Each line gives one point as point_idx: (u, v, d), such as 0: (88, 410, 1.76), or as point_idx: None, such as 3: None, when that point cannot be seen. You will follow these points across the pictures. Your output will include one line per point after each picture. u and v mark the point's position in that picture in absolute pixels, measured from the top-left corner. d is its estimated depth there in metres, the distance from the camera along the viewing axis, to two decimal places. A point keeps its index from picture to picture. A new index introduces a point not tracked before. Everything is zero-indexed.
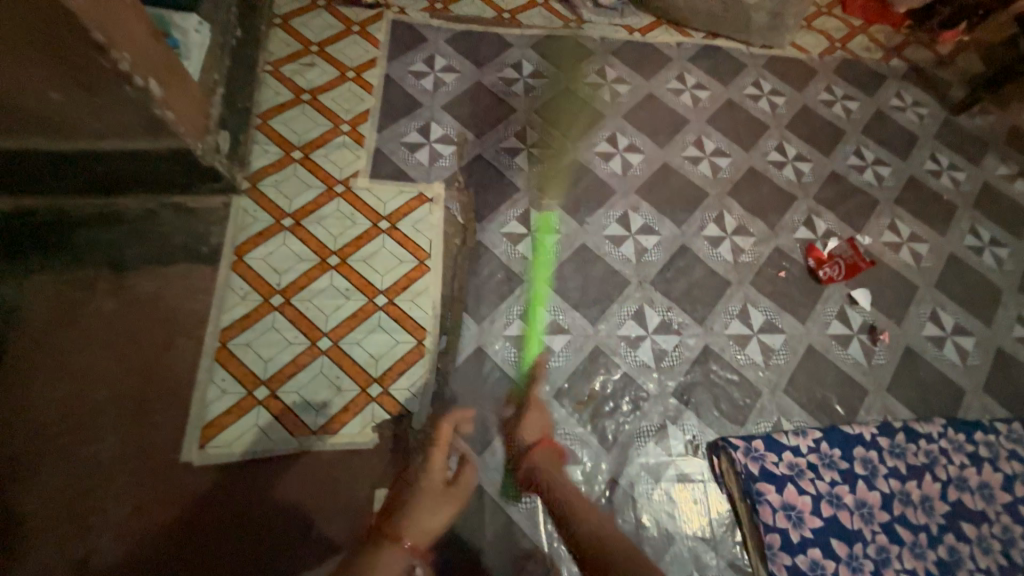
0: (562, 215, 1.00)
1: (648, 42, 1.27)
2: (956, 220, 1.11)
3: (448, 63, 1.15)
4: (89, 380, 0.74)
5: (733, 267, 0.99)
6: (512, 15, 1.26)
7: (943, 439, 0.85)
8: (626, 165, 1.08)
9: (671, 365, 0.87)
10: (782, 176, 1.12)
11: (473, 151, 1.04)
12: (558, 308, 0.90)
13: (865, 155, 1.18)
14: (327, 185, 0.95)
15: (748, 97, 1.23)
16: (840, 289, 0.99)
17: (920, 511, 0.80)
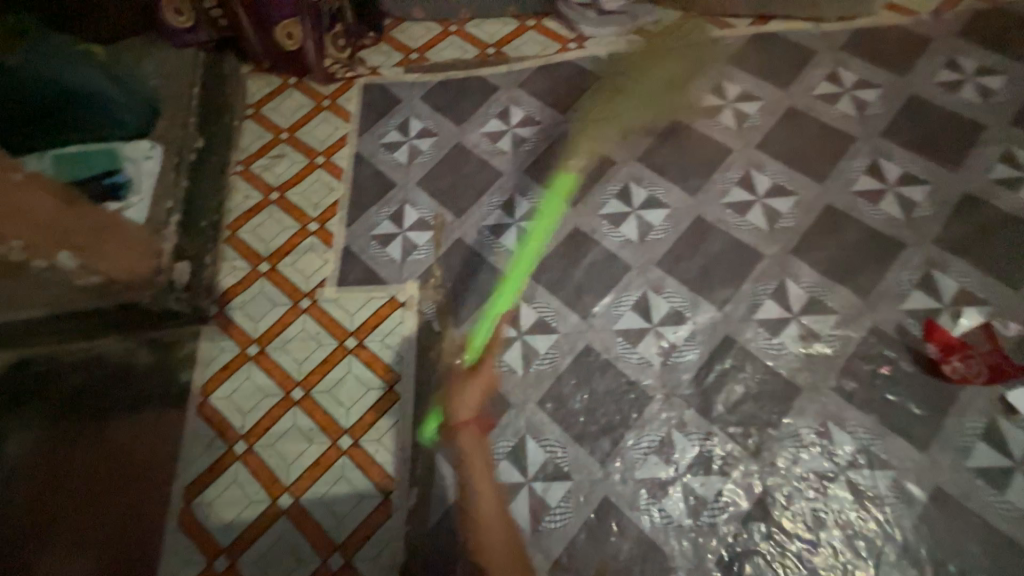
0: (561, 308, 0.80)
1: (672, 48, 1.00)
2: None
3: (425, 126, 1.00)
4: (61, 549, 0.72)
5: (803, 364, 0.71)
6: (498, 49, 1.06)
7: None
8: (643, 227, 0.84)
9: (710, 524, 0.64)
10: (877, 212, 0.80)
11: (453, 236, 0.89)
12: (551, 441, 0.72)
13: (1020, 159, 0.81)
14: (293, 299, 0.88)
15: (819, 100, 0.91)
16: (984, 391, 0.66)
17: None
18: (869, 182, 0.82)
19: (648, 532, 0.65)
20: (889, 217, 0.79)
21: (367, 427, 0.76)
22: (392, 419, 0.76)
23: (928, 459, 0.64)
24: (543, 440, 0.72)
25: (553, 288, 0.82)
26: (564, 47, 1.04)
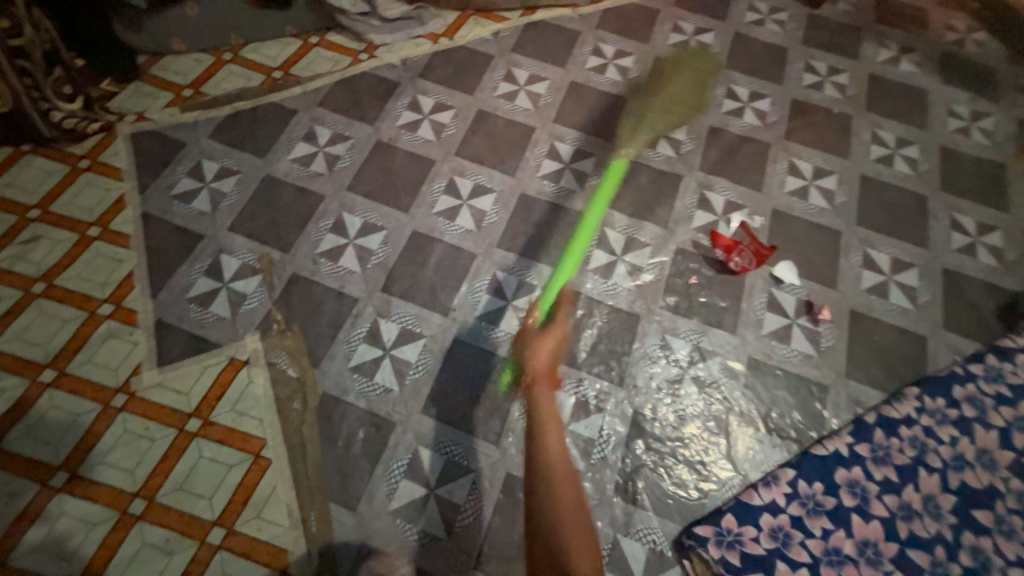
0: (420, 312, 0.80)
1: (460, 45, 1.06)
2: (855, 133, 1.00)
3: (222, 165, 0.90)
4: None
5: (636, 295, 0.82)
6: (285, 71, 1.01)
7: (923, 415, 0.73)
8: (477, 215, 0.88)
9: (602, 458, 0.71)
10: (657, 156, 0.95)
11: (288, 273, 0.82)
12: (444, 442, 0.71)
13: (739, 93, 1.04)
14: (102, 400, 0.72)
15: (593, 72, 1.05)
16: (760, 273, 0.84)
17: (928, 520, 0.66)
18: (645, 133, 0.98)
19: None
20: (666, 157, 0.95)
21: (240, 509, 0.67)
22: (269, 488, 0.68)
23: (739, 338, 0.79)
24: (437, 445, 0.71)
25: (408, 295, 0.81)
26: (357, 59, 1.03)
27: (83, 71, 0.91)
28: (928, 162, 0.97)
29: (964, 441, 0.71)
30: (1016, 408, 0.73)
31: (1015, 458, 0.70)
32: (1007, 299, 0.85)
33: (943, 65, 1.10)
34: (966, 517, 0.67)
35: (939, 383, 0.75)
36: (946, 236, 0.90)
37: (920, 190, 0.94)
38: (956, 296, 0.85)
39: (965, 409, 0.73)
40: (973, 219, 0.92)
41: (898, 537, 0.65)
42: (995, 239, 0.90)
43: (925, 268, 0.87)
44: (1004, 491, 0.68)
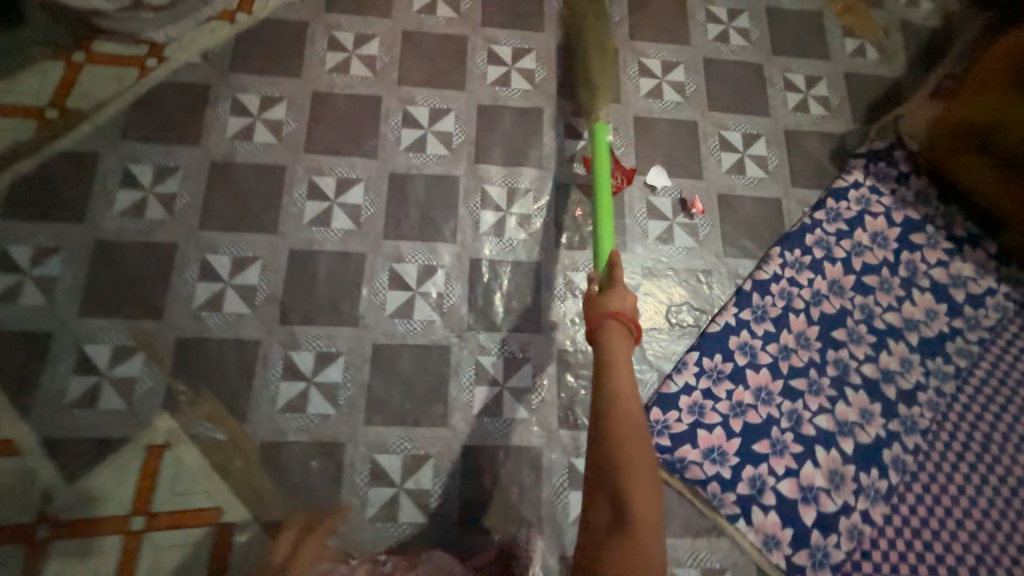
0: (331, 330, 0.78)
1: (264, 18, 0.91)
2: (692, 15, 1.01)
3: (36, 246, 0.77)
4: None
5: (531, 243, 0.85)
6: (60, 107, 0.83)
7: (787, 269, 0.85)
8: (352, 212, 0.83)
9: (540, 403, 0.78)
10: (514, 93, 0.92)
11: (171, 340, 0.75)
12: (401, 443, 0.74)
13: None
14: (24, 538, 0.67)
15: (422, 13, 0.95)
16: (636, 185, 0.89)
17: (801, 352, 0.81)
18: (496, 71, 0.93)
19: (504, 443, 0.76)
20: (523, 92, 0.93)
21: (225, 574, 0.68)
22: (245, 546, 0.69)
23: (631, 253, 0.86)
24: (390, 447, 0.74)
25: (310, 319, 0.78)
26: (144, 68, 0.86)
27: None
28: (759, 28, 1.02)
29: (818, 279, 0.85)
30: (851, 238, 0.88)
31: (855, 279, 0.86)
32: (836, 144, 0.96)
33: None
34: (828, 339, 0.83)
35: (795, 237, 0.87)
36: (783, 99, 0.98)
37: (755, 59, 1.00)
38: (798, 153, 0.95)
39: (816, 252, 0.87)
40: (802, 75, 1.00)
41: (781, 374, 0.80)
42: (822, 90, 0.99)
43: (771, 135, 0.95)
44: (852, 307, 0.85)
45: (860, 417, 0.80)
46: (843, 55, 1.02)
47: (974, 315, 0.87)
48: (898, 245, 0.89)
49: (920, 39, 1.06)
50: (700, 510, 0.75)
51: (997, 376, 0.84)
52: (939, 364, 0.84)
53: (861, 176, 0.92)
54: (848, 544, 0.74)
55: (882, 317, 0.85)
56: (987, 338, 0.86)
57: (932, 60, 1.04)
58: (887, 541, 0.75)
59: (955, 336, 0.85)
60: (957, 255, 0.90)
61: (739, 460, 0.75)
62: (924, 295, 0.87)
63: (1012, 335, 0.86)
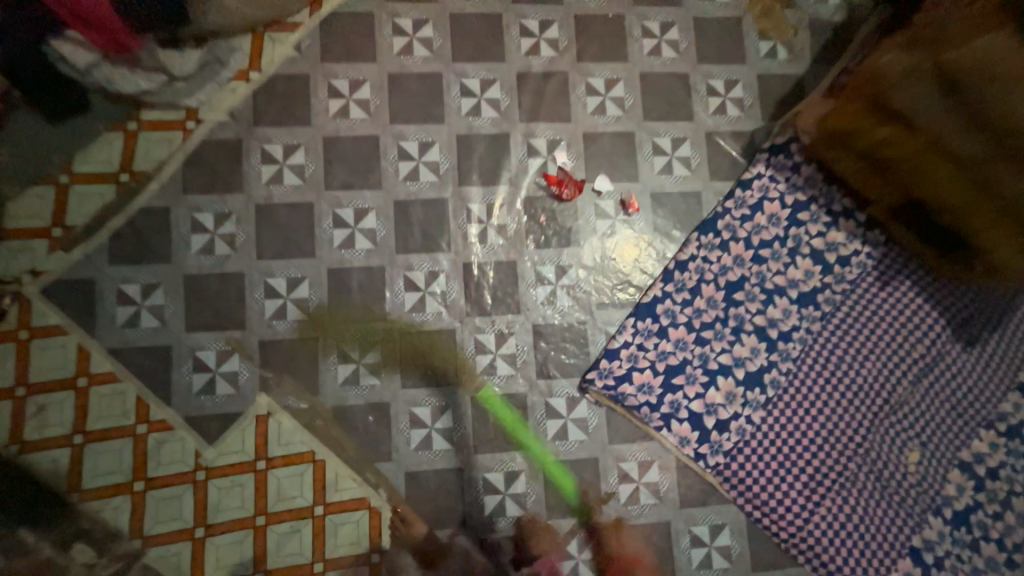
0: (368, 325, 1.07)
1: (272, 74, 1.10)
2: (629, 32, 1.19)
3: (142, 283, 1.04)
4: None
5: (508, 247, 1.12)
6: (129, 170, 1.05)
7: (702, 249, 1.13)
8: (369, 234, 1.09)
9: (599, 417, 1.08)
10: (484, 121, 1.14)
11: (256, 343, 1.05)
12: (429, 399, 1.07)
13: (530, 26, 1.17)
14: (189, 479, 1.01)
15: (402, 55, 1.14)
16: (586, 191, 1.15)
17: (710, 311, 1.12)
18: (468, 102, 1.14)
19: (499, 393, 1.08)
20: (492, 120, 1.14)
21: (325, 490, 1.03)
22: (334, 471, 1.04)
23: (584, 248, 1.13)
24: (421, 402, 1.07)
25: (351, 318, 1.07)
26: (186, 130, 1.07)
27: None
28: (686, 39, 1.21)
29: (725, 254, 1.13)
30: (752, 220, 1.15)
31: (753, 252, 1.14)
32: (746, 140, 1.20)
33: None
34: (731, 299, 1.13)
35: (709, 223, 1.14)
36: (705, 104, 1.20)
37: (682, 70, 1.20)
38: (716, 151, 1.19)
39: (725, 234, 1.14)
40: (721, 80, 1.21)
41: (694, 328, 1.11)
42: (737, 92, 1.21)
43: (694, 137, 1.19)
44: (749, 274, 1.14)
45: (750, 353, 1.12)
46: (757, 57, 1.22)
47: (841, 272, 1.17)
48: (788, 223, 1.16)
49: (824, 34, 1.24)
50: (637, 425, 1.10)
51: (852, 316, 1.16)
52: (811, 311, 1.15)
53: (763, 168, 1.17)
54: (736, 438, 1.09)
55: (772, 279, 1.14)
56: (849, 288, 1.16)
57: (832, 54, 1.24)
58: (763, 434, 1.10)
59: (825, 289, 1.16)
60: (834, 226, 1.17)
61: (662, 390, 1.09)
62: (805, 260, 1.16)
63: (868, 284, 1.17)
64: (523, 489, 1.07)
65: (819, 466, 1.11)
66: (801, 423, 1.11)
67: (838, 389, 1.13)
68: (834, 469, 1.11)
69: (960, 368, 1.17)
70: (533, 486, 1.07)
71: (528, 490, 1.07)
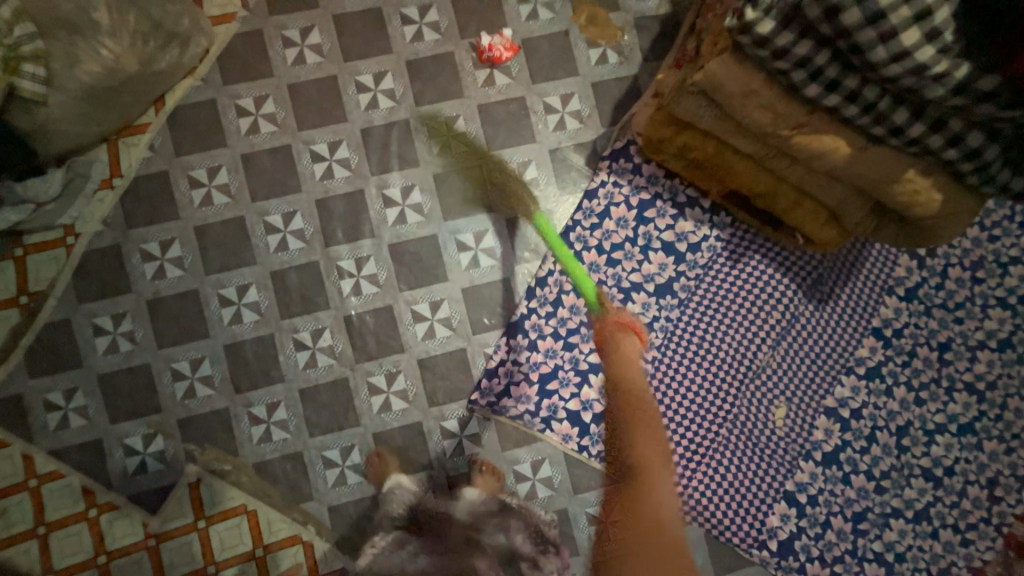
0: (269, 387, 1.20)
1: (135, 178, 1.19)
2: (461, 67, 1.25)
3: (61, 389, 1.16)
4: None
5: (383, 294, 1.23)
6: (27, 292, 1.16)
7: (558, 263, 1.23)
8: (254, 307, 1.20)
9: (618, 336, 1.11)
10: (338, 182, 1.22)
11: (174, 422, 1.18)
12: (336, 442, 1.21)
13: (365, 81, 1.23)
14: (143, 546, 1.17)
15: (250, 135, 1.21)
16: (445, 229, 1.24)
17: (574, 318, 1.22)
18: (321, 167, 1.22)
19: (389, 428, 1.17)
20: (346, 179, 1.22)
21: (260, 534, 1.19)
22: (264, 518, 1.19)
23: (452, 281, 1.23)
24: (330, 445, 1.21)
25: (253, 385, 1.20)
26: (68, 246, 1.17)
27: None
28: (517, 64, 1.26)
29: (581, 264, 1.23)
30: (602, 227, 1.24)
31: (608, 256, 1.23)
32: (590, 149, 1.26)
33: None
34: None
35: (562, 238, 1.23)
36: (545, 123, 1.26)
37: (518, 94, 1.26)
38: (562, 166, 1.26)
39: (577, 245, 1.23)
40: (557, 97, 1.26)
41: (561, 336, 1.22)
42: (574, 105, 1.26)
43: (539, 157, 1.26)
44: (606, 277, 1.23)
45: None
46: (588, 65, 1.27)
47: (693, 258, 1.25)
48: (636, 222, 1.24)
49: (650, 30, 1.29)
50: (525, 431, 1.23)
51: (709, 296, 1.25)
52: (668, 299, 1.24)
53: (606, 174, 1.24)
54: (613, 427, 1.22)
55: (629, 277, 1.24)
56: (702, 271, 1.25)
57: (661, 48, 1.29)
58: None
59: (679, 277, 1.25)
60: (681, 216, 1.25)
61: (539, 398, 1.21)
62: (657, 253, 1.25)
63: (720, 264, 1.26)
64: None
65: (692, 436, 1.24)
66: (671, 402, 1.24)
67: (703, 365, 1.25)
68: (706, 437, 1.24)
69: (815, 324, 1.27)
70: None
71: None
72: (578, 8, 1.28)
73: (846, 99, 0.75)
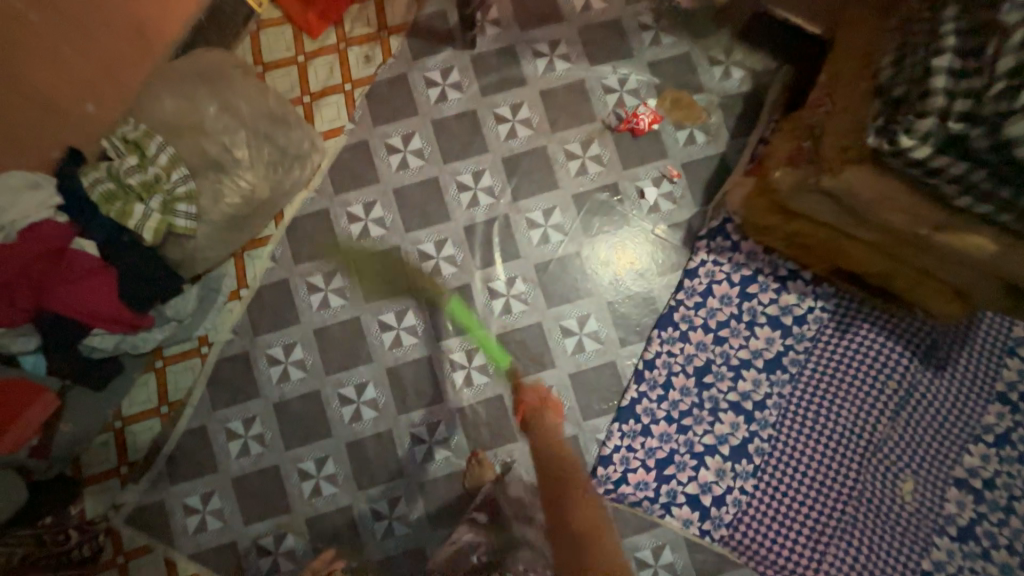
0: (390, 482, 1.24)
1: (259, 287, 1.27)
2: (554, 159, 1.30)
3: (199, 493, 1.23)
4: None
5: (492, 383, 1.25)
6: (166, 401, 1.24)
7: (665, 345, 1.24)
8: (372, 404, 1.25)
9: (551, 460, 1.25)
10: (446, 278, 1.27)
11: (303, 520, 1.23)
12: (455, 534, 1.22)
13: (465, 179, 1.30)
14: None
15: (361, 238, 1.28)
16: (550, 316, 1.27)
17: (685, 399, 1.23)
18: (428, 264, 1.28)
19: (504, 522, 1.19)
20: (452, 274, 1.27)
21: None
22: None
23: (559, 367, 1.25)
24: (450, 537, 1.23)
25: (375, 481, 1.24)
26: (202, 354, 1.25)
27: (51, 525, 1.13)
28: (608, 152, 1.30)
29: (688, 344, 1.24)
30: (705, 305, 1.24)
31: (714, 335, 1.24)
32: (686, 229, 1.29)
33: (583, 41, 1.33)
34: (702, 383, 1.23)
35: (666, 319, 1.25)
36: (639, 206, 1.29)
37: (611, 180, 1.30)
38: (659, 247, 1.28)
39: (683, 325, 1.24)
40: (649, 180, 1.30)
41: (674, 418, 1.22)
42: (667, 186, 1.29)
43: (636, 240, 1.28)
44: (714, 356, 1.24)
45: (731, 429, 1.22)
46: (678, 147, 1.30)
47: (801, 331, 1.24)
48: (740, 299, 1.25)
49: (736, 107, 1.31)
50: (643, 516, 1.22)
51: (820, 369, 1.24)
52: (779, 374, 1.23)
53: (705, 253, 1.26)
54: (734, 509, 1.20)
55: (736, 355, 1.24)
56: (811, 344, 1.24)
57: (749, 124, 1.31)
58: (758, 499, 1.20)
59: (788, 351, 1.24)
60: (784, 289, 1.25)
61: (657, 483, 1.21)
62: (763, 328, 1.24)
63: (829, 336, 1.24)
64: None
65: (817, 517, 1.20)
66: (792, 482, 1.21)
67: (821, 440, 1.22)
68: (832, 517, 1.20)
69: (935, 392, 1.23)
70: None
71: None
72: (663, 92, 1.32)
73: (1002, 208, 0.75)
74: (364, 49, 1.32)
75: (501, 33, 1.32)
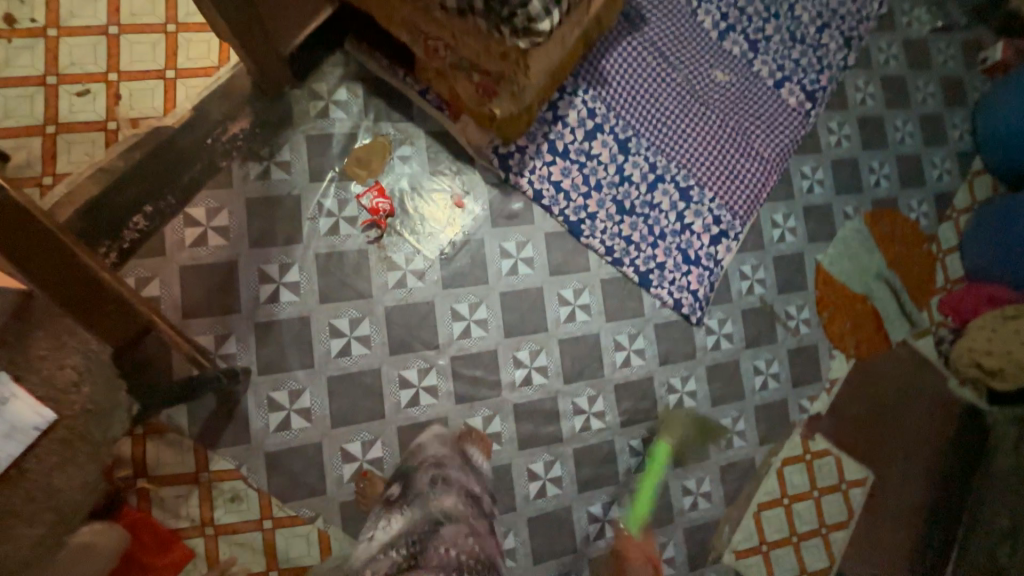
0: (673, 491, 1.36)
1: None
2: (399, 299, 1.24)
3: None
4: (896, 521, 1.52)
5: (605, 394, 1.34)
6: None
7: (594, 232, 1.37)
8: (606, 508, 1.31)
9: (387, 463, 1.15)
10: (426, 481, 1.06)
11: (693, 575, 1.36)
12: (718, 438, 1.40)
13: (405, 395, 1.22)
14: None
15: None
16: (554, 327, 1.33)
17: (639, 225, 1.40)
18: (399, 506, 1.03)
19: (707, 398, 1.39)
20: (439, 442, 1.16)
21: (776, 501, 1.43)
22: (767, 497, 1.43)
23: (601, 329, 1.36)
24: (721, 441, 1.41)
25: (670, 506, 1.36)
26: None
27: None
28: (402, 244, 1.26)
29: (598, 211, 1.38)
30: (567, 188, 1.36)
31: (592, 187, 1.38)
32: (496, 186, 1.33)
33: (266, 244, 1.18)
34: (629, 208, 1.40)
35: (574, 227, 1.36)
36: (465, 224, 1.30)
37: (432, 246, 1.27)
38: (510, 216, 1.33)
39: (581, 212, 1.37)
40: (440, 209, 1.29)
41: (654, 238, 1.41)
42: (450, 196, 1.30)
43: (499, 235, 1.32)
44: (609, 192, 1.39)
45: (666, 195, 1.43)
46: (412, 175, 1.28)
47: (600, 114, 1.41)
48: (566, 157, 1.37)
49: (382, 108, 1.27)
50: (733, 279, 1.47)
51: (632, 109, 1.43)
52: (632, 144, 1.42)
53: (523, 177, 1.33)
54: (726, 208, 1.47)
55: (611, 174, 1.40)
56: (612, 109, 1.42)
57: (402, 101, 1.28)
58: (720, 187, 1.47)
59: (614, 130, 1.41)
60: (563, 117, 1.38)
61: (701, 264, 1.43)
62: (592, 144, 1.39)
63: (606, 93, 1.42)
64: (766, 360, 1.46)
65: (740, 145, 1.50)
66: (711, 159, 1.48)
67: (686, 125, 1.46)
68: (740, 135, 1.50)
69: (662, 27, 1.48)
70: (766, 352, 1.47)
71: (768, 356, 1.47)
72: (349, 172, 1.24)
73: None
74: (219, 502, 1.10)
75: (236, 334, 1.14)
